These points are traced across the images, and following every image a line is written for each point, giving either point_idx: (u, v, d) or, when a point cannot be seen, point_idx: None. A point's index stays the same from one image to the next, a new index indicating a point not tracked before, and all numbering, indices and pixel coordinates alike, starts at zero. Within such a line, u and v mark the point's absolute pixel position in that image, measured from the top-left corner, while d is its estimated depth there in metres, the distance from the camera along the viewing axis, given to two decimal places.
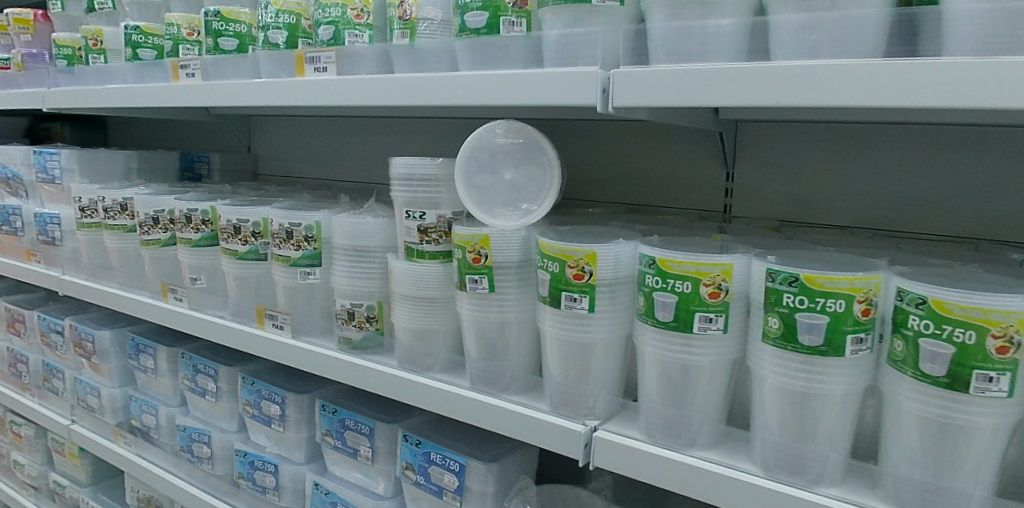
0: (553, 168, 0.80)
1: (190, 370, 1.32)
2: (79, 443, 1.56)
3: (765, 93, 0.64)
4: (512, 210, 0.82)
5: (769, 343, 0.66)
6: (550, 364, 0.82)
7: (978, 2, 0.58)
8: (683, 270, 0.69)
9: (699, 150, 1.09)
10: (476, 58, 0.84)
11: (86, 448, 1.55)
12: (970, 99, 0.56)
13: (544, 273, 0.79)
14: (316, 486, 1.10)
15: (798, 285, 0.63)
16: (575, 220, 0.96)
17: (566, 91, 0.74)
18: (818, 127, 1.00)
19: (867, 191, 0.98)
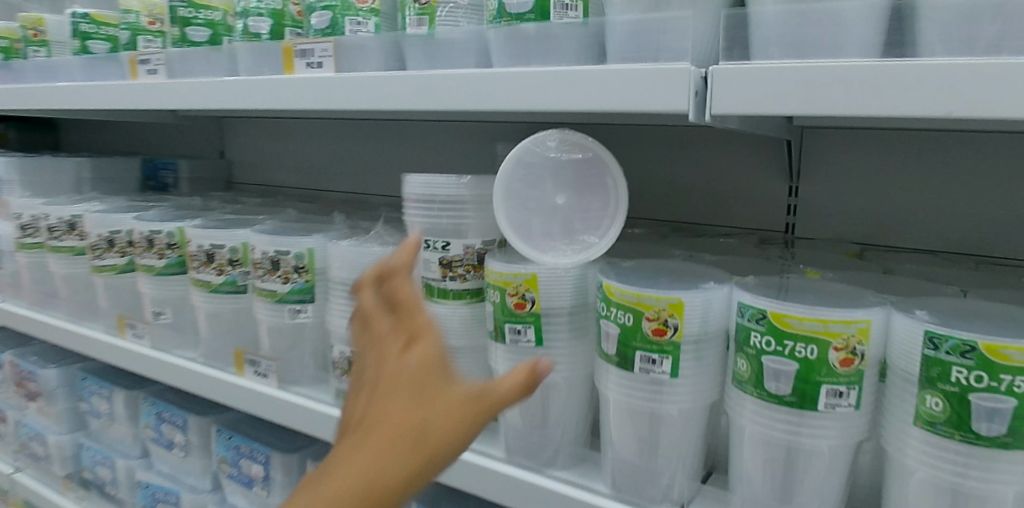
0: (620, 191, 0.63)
1: (153, 418, 1.14)
2: (22, 495, 1.35)
3: (930, 101, 0.47)
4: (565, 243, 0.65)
5: (924, 428, 0.50)
6: (613, 437, 0.66)
7: None
8: (807, 329, 0.53)
9: (756, 160, 0.93)
10: (514, 52, 0.68)
11: (31, 502, 1.35)
12: None
13: (610, 325, 0.62)
14: None
15: (975, 358, 0.46)
16: (626, 249, 0.79)
17: (646, 95, 0.58)
18: (902, 135, 0.84)
19: (964, 208, 0.81)
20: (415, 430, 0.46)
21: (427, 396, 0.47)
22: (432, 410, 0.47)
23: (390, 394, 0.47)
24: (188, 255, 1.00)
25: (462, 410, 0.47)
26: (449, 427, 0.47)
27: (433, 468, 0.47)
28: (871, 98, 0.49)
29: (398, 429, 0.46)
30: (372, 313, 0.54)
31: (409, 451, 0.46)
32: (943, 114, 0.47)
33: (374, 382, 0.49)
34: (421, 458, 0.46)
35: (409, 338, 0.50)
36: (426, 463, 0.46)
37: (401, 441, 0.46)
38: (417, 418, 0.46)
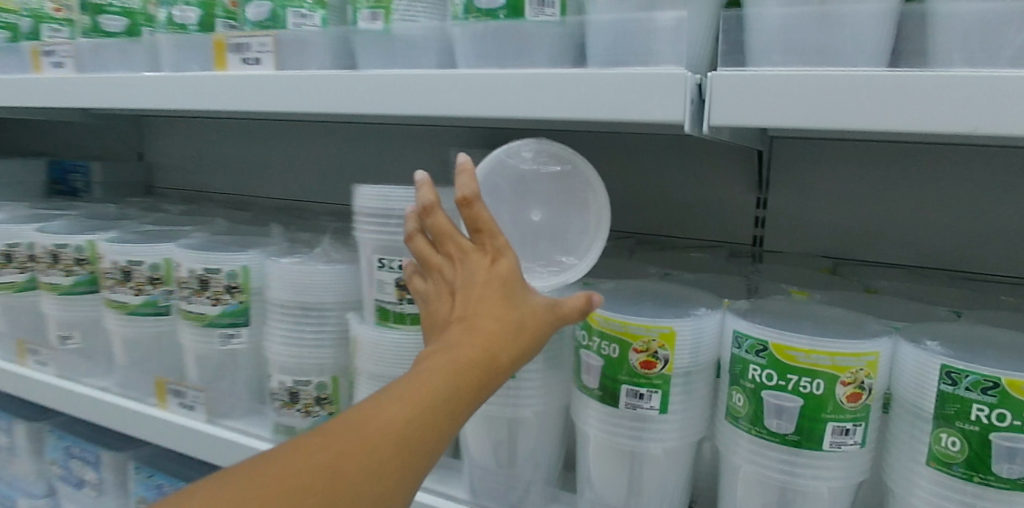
0: (600, 207, 0.57)
1: (61, 453, 1.01)
2: None
3: (953, 115, 0.42)
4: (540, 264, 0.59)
5: (937, 468, 0.46)
6: (592, 477, 0.61)
7: None
8: (813, 362, 0.48)
9: (724, 171, 0.88)
10: (484, 51, 0.62)
11: None
12: None
13: (593, 357, 0.57)
14: None
15: (998, 394, 0.43)
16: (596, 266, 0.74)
17: (635, 103, 0.52)
18: (873, 146, 0.79)
19: (937, 221, 0.78)
20: (512, 326, 0.49)
21: (519, 296, 0.50)
22: (525, 311, 0.50)
23: (486, 297, 0.49)
24: (101, 272, 0.88)
25: (549, 312, 0.51)
26: (541, 316, 0.51)
27: (529, 353, 0.51)
28: (887, 110, 0.44)
29: (498, 326, 0.49)
30: (447, 234, 0.51)
31: (510, 341, 0.49)
32: (968, 129, 0.42)
33: (463, 291, 0.50)
34: (522, 346, 0.49)
35: (490, 251, 0.50)
36: (522, 352, 0.50)
37: (504, 334, 0.49)
38: (514, 317, 0.49)
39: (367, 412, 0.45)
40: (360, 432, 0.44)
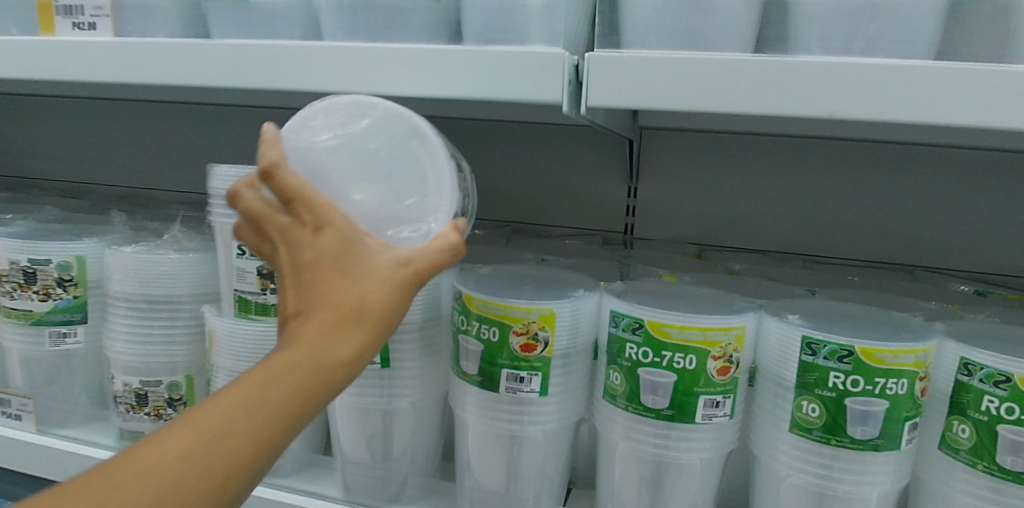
0: (440, 159, 0.47)
1: None
2: None
3: (812, 100, 0.44)
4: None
5: (799, 434, 0.49)
6: (474, 466, 0.60)
7: None
8: (685, 338, 0.49)
9: (598, 160, 0.90)
10: (354, 24, 0.58)
11: None
12: None
13: (471, 341, 0.55)
14: None
15: (852, 362, 0.46)
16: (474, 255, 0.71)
17: (514, 81, 0.50)
18: (735, 138, 0.83)
19: (790, 210, 0.83)
20: (349, 309, 0.38)
21: (361, 268, 0.39)
22: (369, 284, 0.39)
23: (314, 281, 0.39)
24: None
25: (400, 278, 0.40)
26: (389, 289, 0.39)
27: (383, 334, 0.40)
28: (752, 94, 0.46)
29: (332, 313, 0.38)
30: (264, 215, 0.41)
31: (350, 326, 0.38)
32: (826, 114, 0.44)
33: (291, 278, 0.40)
34: (368, 330, 0.38)
35: (312, 223, 0.39)
36: (372, 337, 0.39)
37: (341, 320, 0.38)
38: (352, 297, 0.38)
39: (180, 427, 0.37)
40: (165, 453, 0.36)
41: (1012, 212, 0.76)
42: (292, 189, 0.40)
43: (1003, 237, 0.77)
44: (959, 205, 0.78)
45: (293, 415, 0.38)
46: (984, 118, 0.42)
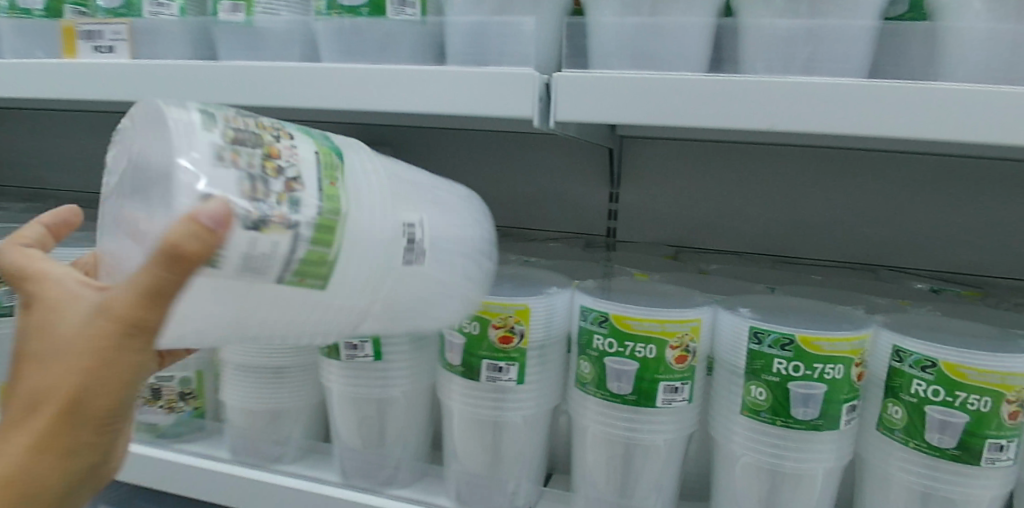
0: (192, 134, 0.37)
1: None
2: None
3: (753, 114, 0.50)
4: (225, 284, 0.38)
5: (749, 416, 0.54)
6: (459, 450, 0.65)
7: (983, 20, 0.49)
8: (645, 329, 0.54)
9: (583, 167, 0.95)
10: (349, 47, 0.64)
11: None
12: (996, 134, 0.45)
13: (455, 334, 0.60)
14: None
15: (793, 349, 0.51)
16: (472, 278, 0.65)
17: (491, 98, 0.56)
18: (708, 145, 0.89)
19: (760, 212, 0.89)
20: (45, 388, 0.37)
21: (60, 332, 0.36)
22: (57, 359, 0.37)
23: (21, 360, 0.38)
24: None
25: (90, 347, 0.36)
26: (76, 363, 0.36)
27: (92, 406, 0.38)
28: (700, 110, 0.51)
29: (31, 392, 0.37)
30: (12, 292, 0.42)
31: (47, 406, 0.37)
32: (766, 126, 0.50)
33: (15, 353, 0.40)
34: (64, 408, 0.37)
35: (32, 295, 0.38)
36: (73, 413, 0.38)
37: (37, 399, 0.37)
38: (42, 375, 0.37)
39: None
40: None
41: (966, 214, 0.82)
42: (20, 265, 0.40)
43: (960, 238, 0.82)
44: (920, 208, 0.83)
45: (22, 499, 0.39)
46: (907, 129, 0.47)
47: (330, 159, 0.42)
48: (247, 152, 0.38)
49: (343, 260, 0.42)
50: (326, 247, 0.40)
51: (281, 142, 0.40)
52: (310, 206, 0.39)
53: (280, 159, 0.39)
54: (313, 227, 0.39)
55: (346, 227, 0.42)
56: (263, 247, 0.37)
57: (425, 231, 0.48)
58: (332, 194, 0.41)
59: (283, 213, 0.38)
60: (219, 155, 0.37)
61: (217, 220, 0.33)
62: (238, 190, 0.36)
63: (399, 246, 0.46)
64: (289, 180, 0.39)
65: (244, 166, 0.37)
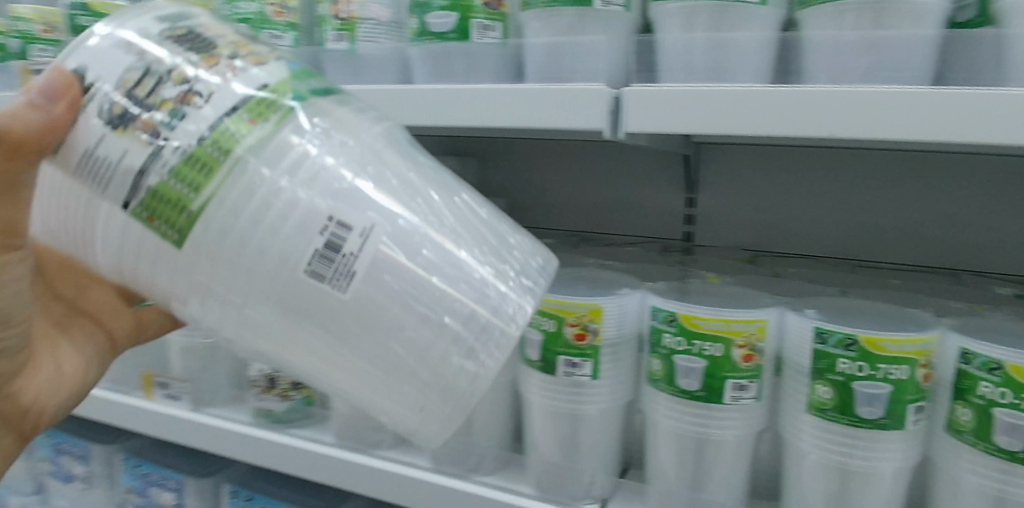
0: (146, 24, 0.42)
1: (51, 450, 1.14)
2: None
3: (813, 123, 0.52)
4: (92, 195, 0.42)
5: (814, 414, 0.55)
6: (539, 440, 0.70)
7: None
8: (712, 328, 0.57)
9: (658, 173, 0.99)
10: (438, 69, 0.71)
11: None
12: None
13: (533, 332, 0.65)
14: (236, 495, 0.97)
15: (857, 350, 0.53)
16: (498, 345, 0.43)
17: (565, 112, 0.61)
18: (784, 150, 0.90)
19: (836, 216, 0.89)
20: None
21: None
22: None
23: None
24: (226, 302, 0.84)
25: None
26: None
27: None
28: (761, 119, 0.54)
29: None
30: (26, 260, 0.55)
31: None
32: (826, 134, 0.52)
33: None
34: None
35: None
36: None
37: None
38: None
39: None
40: None
41: None
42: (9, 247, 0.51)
43: None
44: (1009, 211, 0.81)
45: None
46: (971, 134, 0.48)
47: (280, 100, 0.40)
48: (177, 52, 0.41)
49: (208, 215, 0.40)
50: (194, 190, 0.39)
51: (228, 59, 0.41)
52: (190, 127, 0.39)
53: (202, 70, 0.40)
54: (181, 149, 0.39)
55: (227, 175, 0.39)
56: (118, 150, 0.40)
57: (369, 244, 0.40)
58: (231, 127, 0.39)
59: (152, 125, 0.39)
60: (141, 43, 0.41)
61: (52, 95, 0.41)
62: (124, 79, 0.40)
63: (309, 242, 0.40)
64: (189, 92, 0.40)
65: (149, 62, 0.41)
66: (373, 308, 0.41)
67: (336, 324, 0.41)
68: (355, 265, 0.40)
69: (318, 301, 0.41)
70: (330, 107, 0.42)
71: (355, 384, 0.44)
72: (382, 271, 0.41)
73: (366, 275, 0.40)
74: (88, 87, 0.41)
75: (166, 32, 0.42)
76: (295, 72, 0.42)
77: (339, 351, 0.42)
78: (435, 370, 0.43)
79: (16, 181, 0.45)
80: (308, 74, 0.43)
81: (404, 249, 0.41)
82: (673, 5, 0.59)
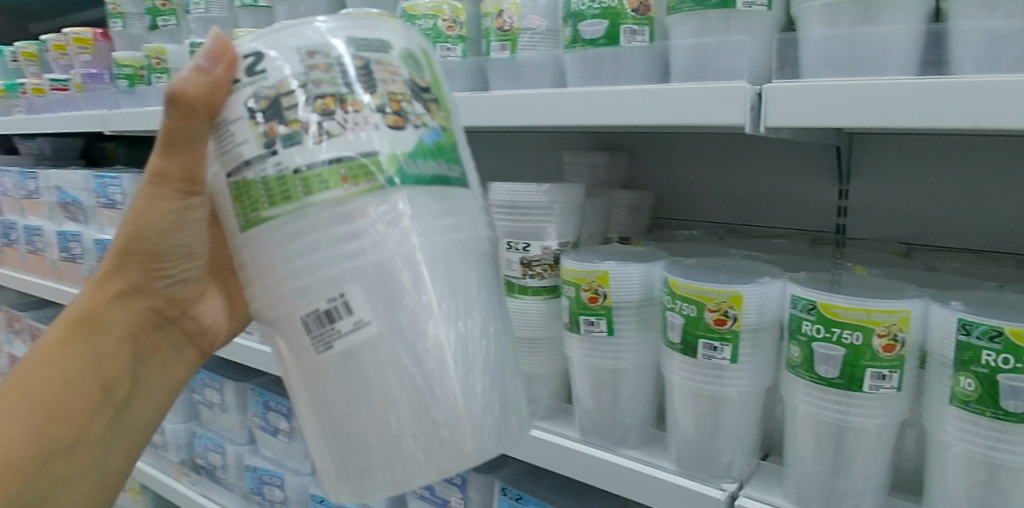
0: (336, 36, 0.48)
1: (260, 406, 1.36)
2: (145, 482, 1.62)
3: (958, 114, 0.53)
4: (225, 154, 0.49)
5: (958, 406, 0.56)
6: (678, 419, 0.75)
7: None
8: (851, 317, 0.59)
9: (809, 165, 0.99)
10: (588, 72, 0.78)
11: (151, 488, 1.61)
12: None
13: (676, 316, 0.71)
14: None
15: (1002, 342, 0.52)
16: (403, 469, 0.48)
17: (707, 110, 0.65)
18: (941, 142, 0.90)
19: (996, 208, 0.87)
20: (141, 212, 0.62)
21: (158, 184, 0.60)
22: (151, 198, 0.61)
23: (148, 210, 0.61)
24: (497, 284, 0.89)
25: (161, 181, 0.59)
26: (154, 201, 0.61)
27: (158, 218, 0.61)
28: (904, 112, 0.55)
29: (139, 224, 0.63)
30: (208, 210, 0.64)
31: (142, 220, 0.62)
32: (971, 124, 0.53)
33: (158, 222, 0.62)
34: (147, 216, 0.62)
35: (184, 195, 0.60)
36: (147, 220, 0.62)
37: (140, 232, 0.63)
38: (147, 204, 0.61)
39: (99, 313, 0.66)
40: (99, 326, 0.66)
41: None
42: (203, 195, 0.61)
43: None
44: None
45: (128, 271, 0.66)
46: None
47: (377, 178, 0.46)
48: (330, 80, 0.46)
49: (266, 227, 0.47)
50: (272, 199, 0.46)
51: (371, 111, 0.46)
52: (300, 154, 0.45)
53: (343, 110, 0.46)
54: (280, 167, 0.46)
55: (295, 207, 0.46)
56: (243, 135, 0.47)
57: (355, 333, 0.46)
58: (324, 177, 0.45)
59: (276, 133, 0.46)
60: (318, 58, 0.47)
61: (214, 59, 0.50)
62: (282, 80, 0.47)
63: (315, 302, 0.46)
64: (320, 125, 0.46)
65: (310, 79, 0.46)
66: (346, 382, 0.47)
67: (311, 371, 0.48)
68: (334, 341, 0.47)
69: (303, 345, 0.48)
70: (422, 197, 0.47)
71: (303, 409, 0.51)
72: (373, 354, 0.47)
73: (342, 351, 0.47)
74: (239, 80, 0.49)
75: (346, 54, 0.47)
76: (421, 147, 0.47)
77: (306, 389, 0.49)
78: (355, 449, 0.49)
79: (190, 136, 0.54)
80: (434, 154, 0.48)
81: (394, 348, 0.47)
82: (815, 2, 0.61)
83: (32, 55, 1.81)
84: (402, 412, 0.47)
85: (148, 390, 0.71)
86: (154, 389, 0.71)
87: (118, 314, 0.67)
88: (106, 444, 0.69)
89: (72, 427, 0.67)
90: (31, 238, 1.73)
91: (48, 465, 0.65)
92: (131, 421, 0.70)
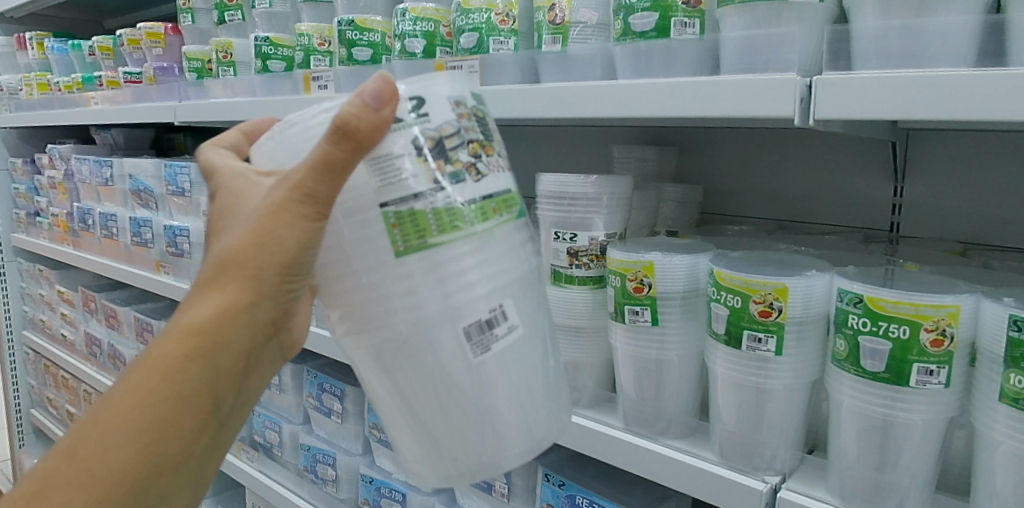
0: (466, 90, 0.52)
1: (315, 388, 1.41)
2: None
3: (1013, 108, 0.52)
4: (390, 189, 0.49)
5: (1008, 404, 0.55)
6: (721, 411, 0.76)
7: None
8: (897, 311, 0.59)
9: (862, 160, 0.98)
10: (638, 64, 0.79)
11: None
12: None
13: (721, 307, 0.71)
14: None
15: None
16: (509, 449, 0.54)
17: (755, 103, 0.65)
18: (1004, 137, 0.87)
19: None
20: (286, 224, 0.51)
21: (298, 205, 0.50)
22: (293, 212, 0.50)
23: (289, 224, 0.51)
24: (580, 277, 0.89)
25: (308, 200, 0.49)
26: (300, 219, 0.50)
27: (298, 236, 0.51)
28: (958, 106, 0.55)
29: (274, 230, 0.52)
30: None
31: (281, 229, 0.51)
32: None
33: (295, 241, 0.51)
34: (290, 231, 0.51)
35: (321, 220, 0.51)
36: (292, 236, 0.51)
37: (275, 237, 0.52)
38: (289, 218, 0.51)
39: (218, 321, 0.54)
40: (217, 335, 0.54)
41: None
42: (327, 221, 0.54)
43: None
44: None
45: (254, 275, 0.53)
46: None
47: (513, 211, 0.53)
48: (474, 129, 0.51)
49: (433, 251, 0.49)
50: (439, 227, 0.49)
51: (498, 157, 0.53)
52: (466, 189, 0.50)
53: (487, 155, 0.52)
54: (449, 200, 0.49)
55: (462, 235, 0.50)
56: (410, 169, 0.49)
57: (508, 337, 0.52)
58: (484, 210, 0.51)
59: (444, 170, 0.49)
60: (463, 108, 0.51)
61: (380, 99, 0.48)
62: (441, 125, 0.50)
63: (478, 314, 0.50)
64: (475, 166, 0.51)
65: (463, 127, 0.51)
66: (487, 379, 0.52)
67: (449, 371, 0.51)
68: (491, 345, 0.51)
69: (448, 350, 0.50)
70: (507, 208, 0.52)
71: (402, 407, 0.54)
72: (517, 351, 0.53)
73: (496, 354, 0.52)
74: (399, 119, 0.49)
75: (475, 107, 0.53)
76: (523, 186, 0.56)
77: (402, 388, 0.53)
78: (470, 436, 0.53)
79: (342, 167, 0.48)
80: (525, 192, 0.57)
81: (526, 344, 0.54)
82: None
83: (107, 49, 1.91)
84: (493, 412, 0.52)
85: (246, 401, 0.60)
86: (250, 397, 0.61)
87: (239, 330, 0.55)
88: (201, 463, 0.58)
89: (178, 447, 0.54)
90: (106, 222, 1.84)
91: (150, 488, 0.54)
92: (227, 434, 0.60)
